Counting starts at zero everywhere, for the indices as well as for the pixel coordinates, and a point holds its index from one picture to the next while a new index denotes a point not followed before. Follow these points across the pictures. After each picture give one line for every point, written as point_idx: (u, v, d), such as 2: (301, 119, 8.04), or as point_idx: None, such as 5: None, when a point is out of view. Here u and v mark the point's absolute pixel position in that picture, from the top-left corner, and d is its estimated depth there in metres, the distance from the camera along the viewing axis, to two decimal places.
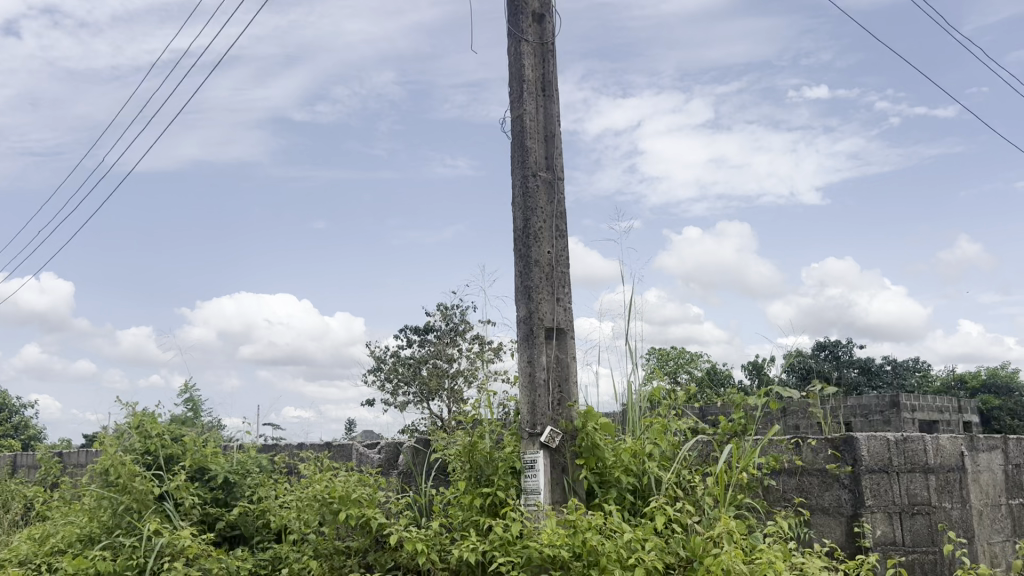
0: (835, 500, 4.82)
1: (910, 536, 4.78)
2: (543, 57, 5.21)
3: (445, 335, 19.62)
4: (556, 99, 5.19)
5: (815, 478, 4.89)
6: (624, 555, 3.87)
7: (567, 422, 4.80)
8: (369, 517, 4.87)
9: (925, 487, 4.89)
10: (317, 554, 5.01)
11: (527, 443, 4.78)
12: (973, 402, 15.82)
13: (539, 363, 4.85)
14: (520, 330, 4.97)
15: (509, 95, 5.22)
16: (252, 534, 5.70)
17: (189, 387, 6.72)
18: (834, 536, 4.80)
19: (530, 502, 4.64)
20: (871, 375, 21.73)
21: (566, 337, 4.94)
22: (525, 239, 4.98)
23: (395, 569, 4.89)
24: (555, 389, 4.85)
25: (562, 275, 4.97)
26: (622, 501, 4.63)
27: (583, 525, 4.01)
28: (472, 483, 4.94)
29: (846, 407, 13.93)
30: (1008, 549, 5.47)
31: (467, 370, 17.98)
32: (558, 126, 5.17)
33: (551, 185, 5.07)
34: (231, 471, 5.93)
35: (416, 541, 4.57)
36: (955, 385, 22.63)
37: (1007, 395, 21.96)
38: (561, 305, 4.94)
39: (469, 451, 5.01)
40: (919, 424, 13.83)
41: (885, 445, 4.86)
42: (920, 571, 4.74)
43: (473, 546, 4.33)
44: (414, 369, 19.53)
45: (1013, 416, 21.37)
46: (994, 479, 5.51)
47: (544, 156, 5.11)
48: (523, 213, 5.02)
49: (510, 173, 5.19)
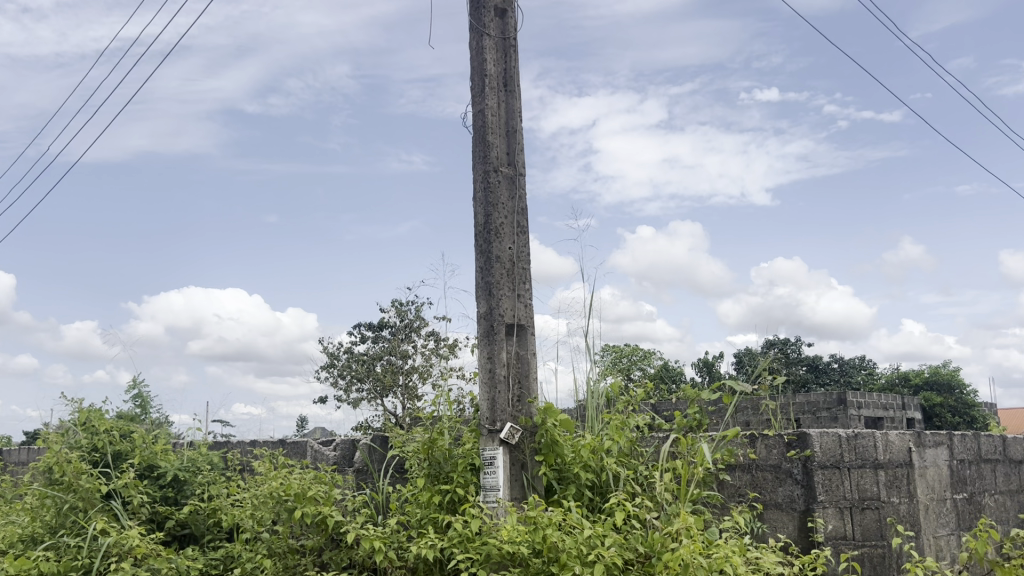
0: (788, 495, 4.89)
1: (860, 530, 4.86)
2: (505, 52, 5.18)
3: (399, 331, 19.47)
4: (518, 94, 5.17)
5: (769, 473, 4.96)
6: (584, 552, 3.86)
7: (526, 418, 4.79)
8: (326, 514, 4.79)
9: (875, 483, 4.98)
10: (271, 553, 4.92)
11: (487, 439, 4.76)
12: (916, 400, 16.24)
13: (499, 359, 4.83)
14: (480, 326, 4.94)
15: (470, 90, 5.17)
16: (203, 533, 5.57)
17: (138, 383, 6.55)
18: (787, 531, 4.87)
19: (490, 499, 4.62)
20: (818, 372, 22.24)
21: (527, 334, 4.92)
22: (486, 234, 4.94)
23: (351, 567, 4.82)
24: (515, 385, 4.83)
25: (523, 271, 4.95)
26: (581, 497, 4.63)
27: (543, 521, 3.99)
28: (430, 480, 4.90)
29: (796, 404, 14.16)
30: (953, 542, 5.61)
31: (422, 367, 17.87)
32: (519, 121, 5.14)
33: (513, 181, 5.05)
34: (183, 468, 5.79)
35: (373, 539, 4.50)
36: (899, 382, 23.20)
37: (948, 392, 22.56)
38: (522, 301, 4.93)
39: (428, 448, 4.96)
40: (864, 420, 14.12)
41: (837, 441, 4.93)
42: (871, 565, 4.82)
43: (431, 543, 4.28)
44: (368, 366, 19.37)
45: (954, 413, 21.96)
46: (940, 475, 5.64)
47: (506, 151, 5.09)
48: (484, 208, 4.98)
49: (471, 168, 5.14)
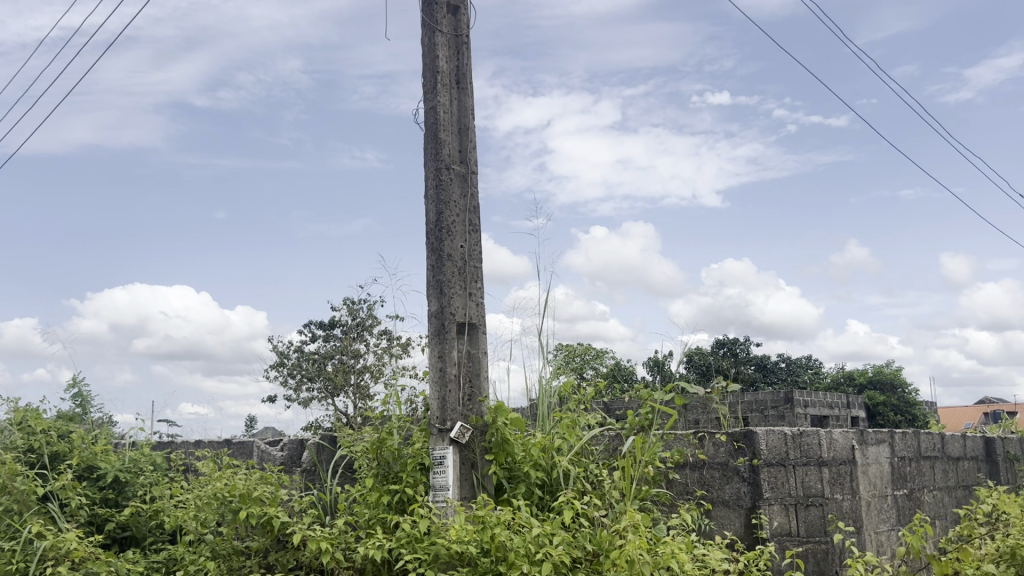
0: (735, 493, 4.95)
1: (804, 526, 4.94)
2: (457, 49, 5.15)
3: (351, 329, 19.28)
4: (470, 92, 5.14)
5: (716, 471, 5.02)
6: (532, 550, 3.85)
7: (477, 417, 4.77)
8: (271, 515, 4.71)
9: (819, 480, 5.07)
10: (215, 555, 4.82)
11: (437, 438, 4.72)
12: (860, 399, 16.62)
13: (450, 358, 4.79)
14: (431, 325, 4.89)
15: (422, 87, 5.13)
16: (145, 535, 5.42)
17: (77, 381, 6.37)
18: (734, 528, 4.92)
19: (439, 498, 4.59)
20: (766, 372, 22.61)
21: (478, 332, 4.90)
22: (438, 232, 4.90)
23: (298, 568, 4.75)
24: (466, 384, 4.80)
25: (474, 270, 4.94)
26: (530, 495, 4.62)
27: (491, 520, 3.98)
28: (379, 480, 4.85)
29: (744, 403, 14.37)
30: (893, 537, 5.74)
31: (374, 366, 17.73)
32: (472, 119, 5.12)
33: (465, 179, 5.03)
34: (124, 469, 5.64)
35: (320, 540, 4.43)
36: (844, 381, 23.71)
37: (891, 391, 23.12)
38: (473, 300, 4.91)
39: (377, 447, 4.91)
40: (810, 419, 14.39)
41: (783, 439, 5.00)
42: (815, 561, 4.90)
43: (379, 544, 4.23)
44: (319, 365, 19.17)
45: (896, 412, 22.54)
46: (881, 471, 5.77)
47: (458, 149, 5.06)
48: (436, 206, 4.94)
49: (422, 165, 5.09)
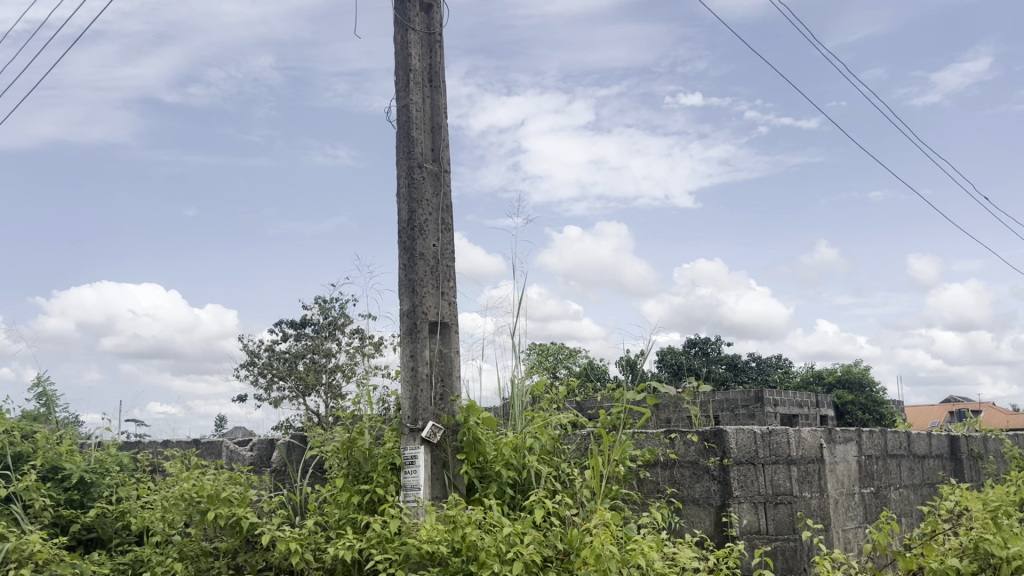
0: (705, 491, 4.98)
1: (773, 524, 4.98)
2: (430, 47, 5.14)
3: (323, 329, 19.15)
4: (443, 90, 5.13)
5: (687, 469, 5.05)
6: (503, 550, 3.85)
7: (449, 416, 4.75)
8: (240, 516, 4.66)
9: (788, 478, 5.11)
10: (183, 556, 4.77)
11: (408, 438, 4.70)
12: (828, 398, 16.82)
13: (422, 357, 4.77)
14: (403, 324, 4.87)
15: (395, 85, 5.10)
16: (111, 537, 5.34)
17: (42, 380, 6.26)
18: (704, 526, 4.96)
19: (410, 498, 4.57)
20: (737, 371, 22.81)
21: (450, 331, 4.89)
22: (410, 231, 4.88)
23: (267, 569, 4.71)
24: (438, 383, 4.79)
25: (447, 269, 4.92)
26: (502, 495, 4.62)
27: (462, 520, 3.97)
28: (350, 480, 4.82)
29: (714, 402, 14.48)
30: (860, 534, 5.81)
31: (346, 365, 17.64)
32: (444, 118, 5.11)
33: (438, 178, 5.01)
34: (90, 470, 5.56)
35: (289, 540, 4.39)
36: (813, 381, 23.99)
37: (859, 390, 23.42)
38: (446, 299, 4.89)
39: (347, 447, 4.88)
40: (780, 417, 14.54)
41: (752, 438, 5.05)
42: (783, 558, 4.95)
43: (349, 544, 4.20)
44: (290, 364, 19.03)
45: (864, 411, 22.85)
46: (849, 469, 5.84)
47: (431, 147, 5.04)
48: (408, 204, 4.91)
49: (394, 164, 5.07)
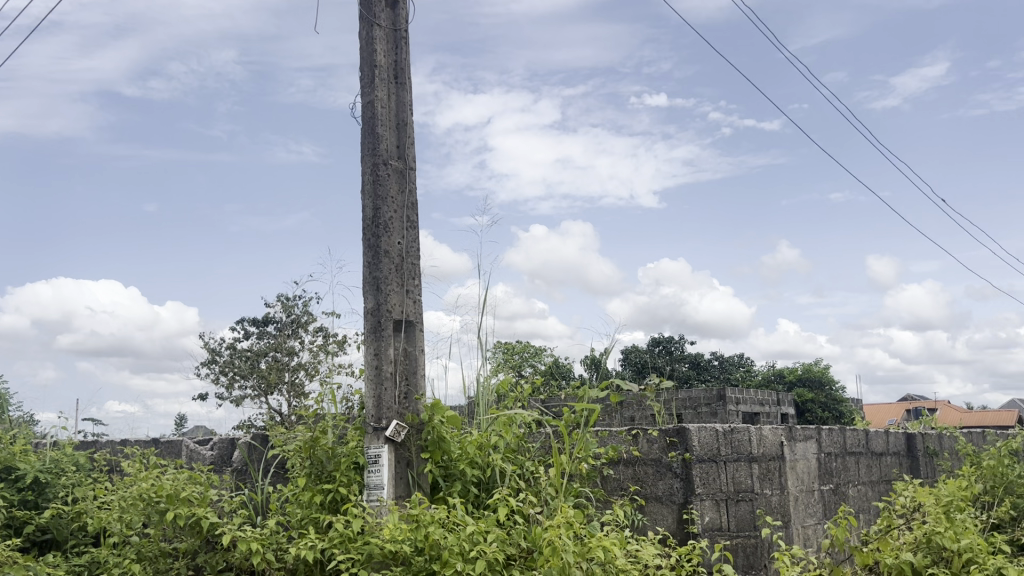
0: (667, 488, 5.02)
1: (735, 521, 5.04)
2: (396, 43, 5.11)
3: (286, 327, 18.95)
4: (409, 87, 5.10)
5: (650, 467, 5.09)
6: (466, 548, 3.84)
7: (413, 415, 4.73)
8: (200, 516, 4.59)
9: (749, 475, 5.14)
10: (140, 557, 4.69)
11: (372, 437, 4.67)
12: (789, 395, 17.07)
13: (386, 355, 4.74)
14: (367, 322, 4.84)
15: (360, 81, 5.06)
16: (66, 538, 5.23)
17: None
18: (666, 523, 5.00)
19: (372, 498, 4.55)
20: (700, 369, 23.03)
21: (415, 330, 4.87)
22: (375, 228, 4.85)
23: (228, 570, 4.65)
24: (402, 382, 4.76)
25: (412, 267, 4.90)
26: (466, 494, 4.62)
27: (425, 518, 3.95)
28: (312, 480, 4.78)
29: (677, 400, 14.61)
30: (819, 531, 5.90)
31: (309, 363, 17.49)
32: (410, 114, 5.08)
33: (403, 175, 4.98)
34: (45, 470, 5.44)
35: (250, 540, 4.34)
36: (774, 379, 24.31)
37: (819, 388, 23.78)
38: (410, 297, 4.87)
39: (310, 446, 4.83)
40: (742, 415, 14.71)
41: (715, 435, 5.10)
42: (744, 555, 5.00)
43: (311, 544, 4.17)
44: (252, 363, 18.83)
45: (824, 408, 23.22)
46: (809, 467, 5.93)
47: (396, 144, 5.01)
48: (373, 201, 4.88)
49: (359, 160, 5.03)
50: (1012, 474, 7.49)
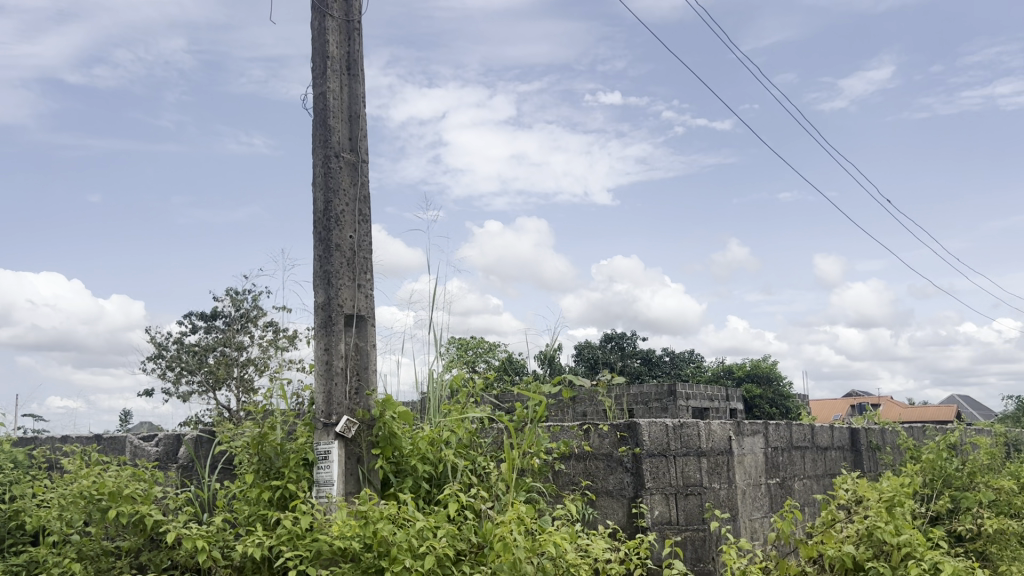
0: (618, 483, 5.06)
1: (683, 515, 5.10)
2: (349, 34, 5.05)
3: (234, 321, 18.65)
4: (362, 79, 5.05)
5: (601, 462, 5.13)
6: (414, 545, 3.81)
7: (364, 411, 4.68)
8: (144, 514, 4.49)
9: (697, 469, 5.23)
10: (81, 556, 4.56)
11: (322, 432, 4.62)
12: (738, 391, 17.34)
13: (337, 351, 4.69)
14: (317, 317, 4.77)
15: (311, 72, 4.99)
16: (3, 538, 5.08)
17: None
18: (616, 517, 5.04)
19: (321, 494, 4.50)
20: (651, 365, 23.26)
21: (367, 325, 4.82)
22: (326, 221, 4.79)
23: (172, 568, 4.56)
24: (353, 377, 4.72)
25: (364, 261, 4.85)
26: (417, 489, 4.59)
27: (374, 515, 3.91)
28: (260, 476, 4.70)
29: (629, 395, 14.74)
30: (765, 524, 6.00)
31: (258, 359, 17.25)
32: (362, 107, 5.02)
33: (355, 167, 4.93)
34: None
35: (196, 538, 4.25)
36: (724, 375, 24.69)
37: (766, 383, 24.20)
38: (362, 291, 4.83)
39: (258, 442, 4.76)
40: (692, 410, 14.90)
41: (665, 430, 5.15)
42: (692, 548, 5.06)
43: (258, 541, 4.09)
44: (200, 358, 18.50)
45: (772, 404, 23.66)
46: (756, 461, 6.02)
47: (348, 136, 4.96)
48: (324, 194, 4.82)
49: (310, 152, 4.96)
50: (949, 468, 7.72)
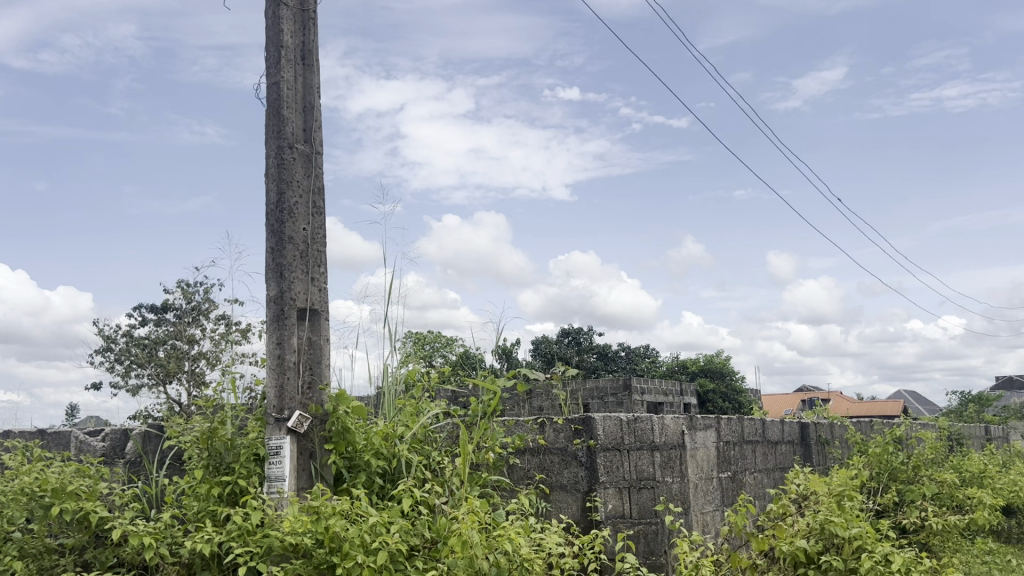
0: (573, 477, 5.09)
1: (636, 508, 5.13)
2: (304, 24, 4.97)
3: (185, 314, 18.31)
4: (316, 69, 4.98)
5: (556, 456, 5.15)
6: (367, 540, 3.78)
7: (317, 406, 4.63)
8: (88, 510, 4.39)
9: (651, 463, 5.27)
10: (22, 554, 4.42)
11: (273, 428, 4.54)
12: (691, 386, 17.57)
13: (289, 345, 4.62)
14: (269, 310, 4.70)
15: (265, 61, 4.91)
16: None
17: None
18: (570, 511, 5.07)
19: (273, 490, 4.44)
20: (607, 360, 23.43)
21: (320, 319, 4.77)
22: (278, 213, 4.72)
23: (118, 566, 4.46)
24: (306, 371, 4.66)
25: (317, 254, 4.79)
26: (371, 484, 4.55)
27: (326, 511, 3.88)
28: (210, 472, 4.62)
29: (585, 389, 14.83)
30: (717, 517, 6.08)
31: (210, 353, 16.96)
32: (317, 97, 4.96)
33: (309, 159, 4.86)
34: None
35: (143, 535, 4.16)
36: (678, 370, 24.97)
37: (720, 378, 24.54)
38: (316, 285, 4.77)
39: (207, 437, 4.68)
40: (647, 405, 15.04)
41: (619, 424, 5.19)
42: (645, 542, 5.09)
43: (208, 537, 4.03)
44: (150, 351, 18.15)
45: (725, 398, 23.99)
46: (708, 455, 6.09)
47: (302, 127, 4.89)
48: (277, 185, 4.75)
49: (263, 143, 4.88)
50: (895, 461, 7.91)
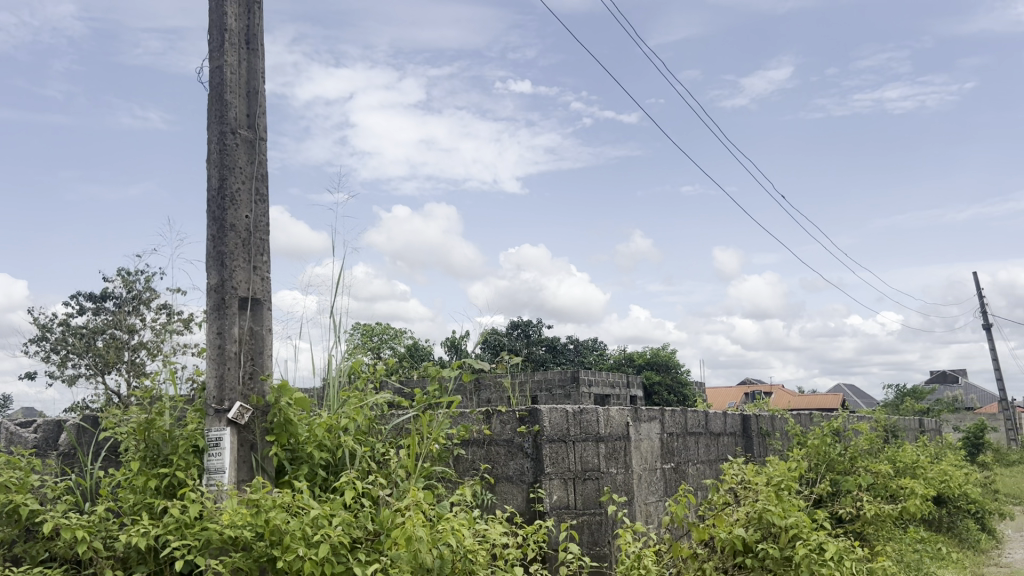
0: (518, 468, 5.10)
1: (581, 499, 5.16)
2: (248, 7, 4.87)
3: (125, 303, 17.88)
4: (261, 54, 4.88)
5: (502, 447, 5.16)
6: (308, 533, 3.74)
7: (258, 397, 4.56)
8: (18, 503, 4.26)
9: (596, 454, 5.31)
10: None
11: (213, 419, 4.45)
12: (637, 379, 17.76)
13: (230, 334, 4.53)
14: (209, 299, 4.59)
15: (207, 44, 4.79)
16: None
17: None
18: (515, 502, 5.08)
19: (212, 482, 4.34)
20: (556, 352, 23.54)
21: (262, 308, 4.69)
22: (220, 200, 4.62)
23: (49, 561, 4.33)
24: (248, 362, 4.58)
25: (260, 242, 4.72)
26: (313, 477, 4.51)
27: (267, 504, 3.82)
28: (147, 463, 4.53)
29: (533, 381, 14.88)
30: (660, 507, 6.16)
31: (151, 343, 16.59)
32: (262, 83, 4.86)
33: (252, 145, 4.77)
34: None
35: (76, 528, 4.04)
36: (625, 363, 25.22)
37: (665, 371, 24.85)
38: (258, 274, 4.69)
39: (144, 429, 4.58)
40: (594, 397, 15.17)
41: (564, 416, 5.21)
42: (589, 532, 5.12)
43: (143, 530, 3.92)
44: (87, 340, 17.67)
45: (670, 391, 24.32)
46: (652, 447, 6.17)
47: (246, 113, 4.79)
48: (219, 171, 4.64)
49: (205, 127, 4.77)
50: (832, 453, 8.10)
